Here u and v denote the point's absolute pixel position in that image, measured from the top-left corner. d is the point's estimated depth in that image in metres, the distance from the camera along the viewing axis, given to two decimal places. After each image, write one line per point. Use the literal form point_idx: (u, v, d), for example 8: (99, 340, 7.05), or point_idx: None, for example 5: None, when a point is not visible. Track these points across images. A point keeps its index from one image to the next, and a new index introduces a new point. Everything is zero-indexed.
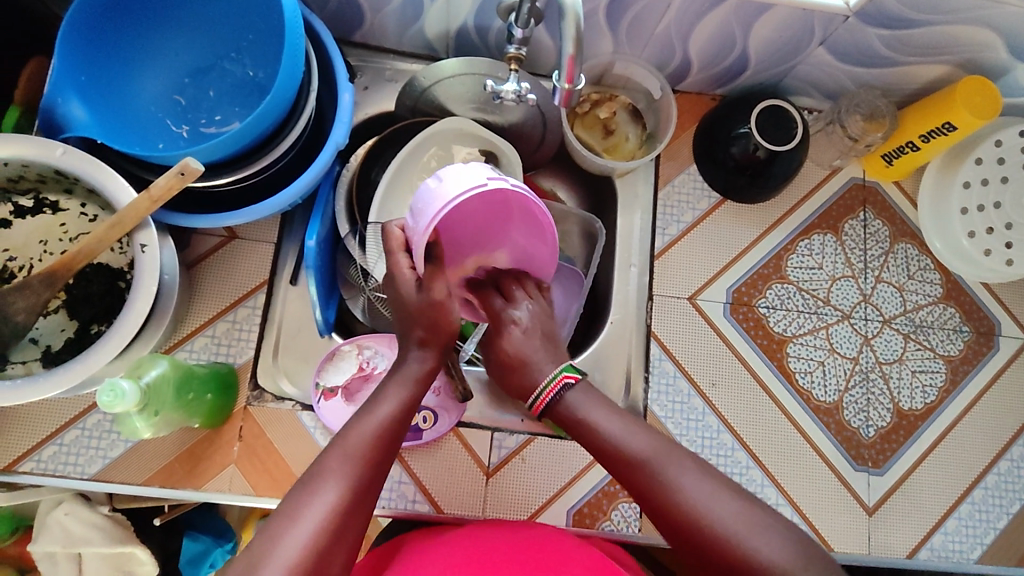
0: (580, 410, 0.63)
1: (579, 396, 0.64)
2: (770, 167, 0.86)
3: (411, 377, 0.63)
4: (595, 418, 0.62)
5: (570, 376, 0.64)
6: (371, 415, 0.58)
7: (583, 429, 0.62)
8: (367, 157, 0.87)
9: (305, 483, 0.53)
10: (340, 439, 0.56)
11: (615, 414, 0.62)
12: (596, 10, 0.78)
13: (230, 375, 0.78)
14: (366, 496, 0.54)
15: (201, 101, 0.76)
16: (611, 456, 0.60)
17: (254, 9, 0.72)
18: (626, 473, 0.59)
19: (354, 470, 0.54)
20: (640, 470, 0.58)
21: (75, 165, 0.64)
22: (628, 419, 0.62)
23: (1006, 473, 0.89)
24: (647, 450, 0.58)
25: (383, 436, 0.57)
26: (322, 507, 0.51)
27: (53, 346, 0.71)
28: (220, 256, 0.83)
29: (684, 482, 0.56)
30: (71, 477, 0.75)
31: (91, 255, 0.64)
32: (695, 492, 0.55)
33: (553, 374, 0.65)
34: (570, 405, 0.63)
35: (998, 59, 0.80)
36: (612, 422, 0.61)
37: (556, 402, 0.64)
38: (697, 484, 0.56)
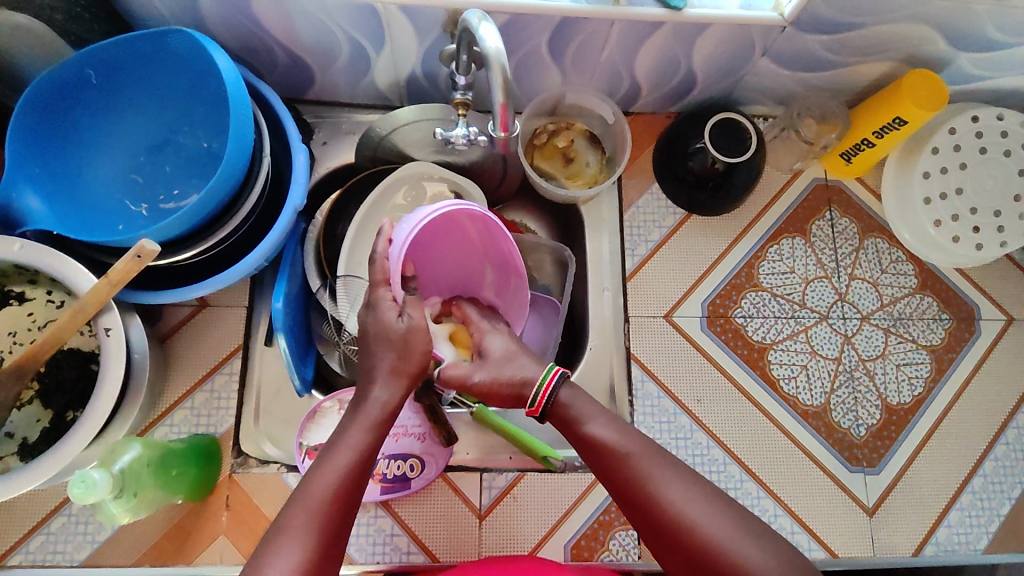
0: (576, 411, 0.66)
1: (571, 395, 0.67)
2: (730, 177, 0.87)
3: (371, 420, 0.62)
4: (585, 421, 0.65)
5: (561, 370, 0.68)
6: (330, 465, 0.58)
7: (580, 441, 0.65)
8: (329, 215, 0.87)
9: (266, 543, 0.53)
10: (302, 492, 0.56)
11: (608, 419, 0.65)
12: (538, 46, 0.79)
13: (211, 446, 0.78)
14: (333, 547, 0.54)
15: (159, 176, 0.77)
16: (597, 458, 0.63)
17: (201, 83, 0.74)
18: (616, 474, 0.61)
19: (317, 525, 0.54)
20: (631, 477, 0.60)
21: (36, 258, 0.65)
22: (617, 426, 0.64)
23: (1004, 458, 0.88)
24: (636, 458, 0.61)
25: (344, 489, 0.57)
26: (286, 564, 0.51)
27: (30, 438, 0.71)
28: (192, 326, 0.83)
29: (669, 491, 0.58)
30: (61, 566, 0.74)
31: (56, 343, 0.64)
32: (678, 498, 0.58)
33: (543, 376, 0.68)
34: (565, 409, 0.67)
35: (939, 51, 0.80)
36: (598, 425, 0.64)
37: (551, 401, 0.67)
38: (684, 492, 0.58)
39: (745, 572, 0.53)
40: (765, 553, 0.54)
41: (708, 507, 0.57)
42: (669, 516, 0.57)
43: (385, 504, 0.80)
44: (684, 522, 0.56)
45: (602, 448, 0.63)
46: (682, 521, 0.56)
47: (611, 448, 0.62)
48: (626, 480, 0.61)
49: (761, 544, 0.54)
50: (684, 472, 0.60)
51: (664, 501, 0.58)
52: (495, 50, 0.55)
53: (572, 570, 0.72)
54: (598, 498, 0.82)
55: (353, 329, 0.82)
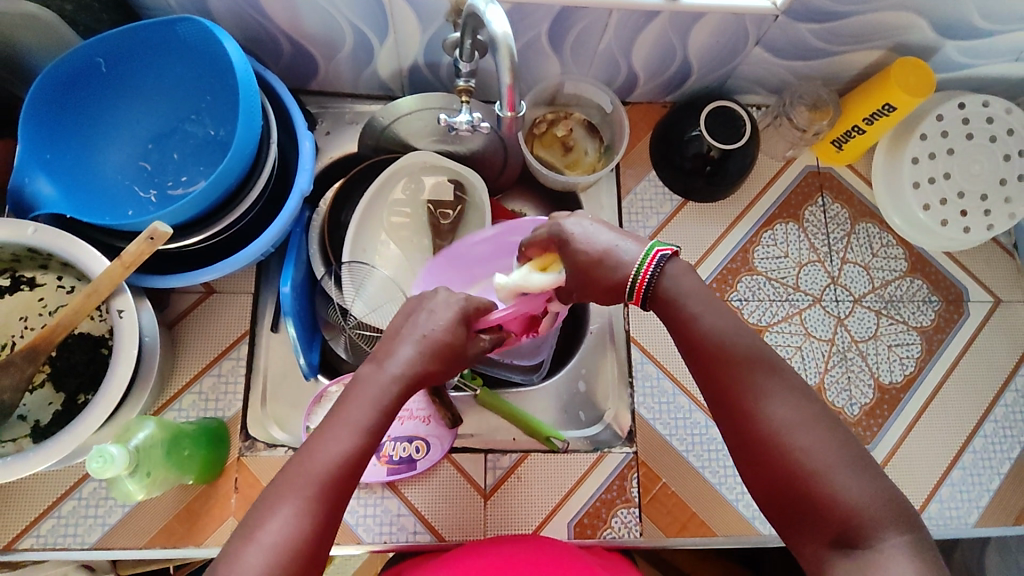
0: (679, 296, 0.61)
1: (678, 277, 0.61)
2: (725, 164, 0.89)
3: (372, 400, 0.59)
4: (690, 305, 0.60)
5: (666, 249, 0.62)
6: (326, 444, 0.56)
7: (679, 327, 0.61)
8: (335, 201, 0.89)
9: (270, 501, 0.54)
10: (299, 465, 0.56)
11: (716, 306, 0.60)
12: (538, 35, 0.81)
13: (220, 429, 0.79)
14: (329, 524, 0.55)
15: (166, 164, 0.78)
16: (699, 349, 0.60)
17: (208, 71, 0.75)
18: (718, 370, 0.58)
19: (310, 502, 0.54)
20: (733, 376, 0.58)
21: (48, 242, 0.66)
22: (726, 321, 0.60)
23: (993, 435, 0.91)
24: (742, 356, 0.58)
25: (348, 455, 0.56)
26: (279, 533, 0.52)
27: (42, 421, 0.71)
28: (199, 312, 0.84)
29: (771, 403, 0.56)
30: (72, 548, 0.75)
31: (69, 326, 0.66)
32: (781, 414, 0.56)
33: (646, 251, 0.62)
34: (670, 289, 0.61)
35: (926, 39, 0.83)
36: (708, 316, 0.60)
37: (653, 282, 0.61)
38: (789, 407, 0.56)
39: (829, 499, 0.53)
40: (862, 491, 0.52)
41: (810, 430, 0.55)
42: (763, 429, 0.56)
43: (392, 486, 0.82)
44: (781, 437, 0.55)
45: (704, 336, 0.59)
46: (778, 436, 0.55)
47: (717, 338, 0.59)
48: (724, 380, 0.58)
49: (859, 478, 0.53)
50: (791, 384, 0.57)
51: (764, 412, 0.56)
52: (502, 34, 0.57)
53: (578, 547, 0.74)
54: (600, 477, 0.84)
55: (359, 313, 0.84)
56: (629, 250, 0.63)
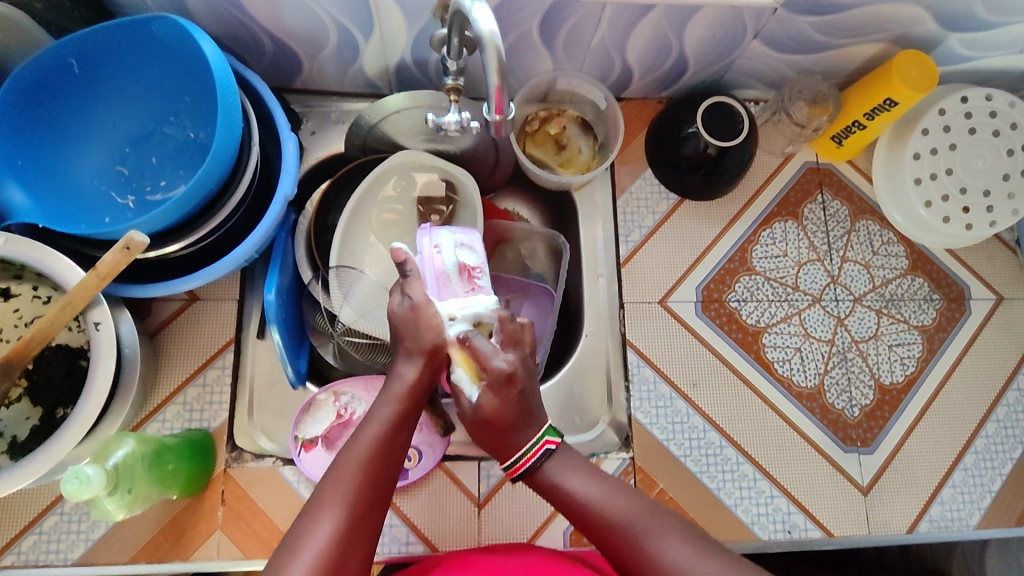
0: (558, 480, 0.64)
1: (555, 465, 0.65)
2: (722, 162, 0.86)
3: (399, 393, 0.63)
4: (572, 487, 0.63)
5: (552, 441, 0.65)
6: (360, 440, 0.59)
7: (565, 503, 0.63)
8: (321, 203, 0.87)
9: (305, 519, 0.54)
10: (335, 466, 0.57)
11: (593, 480, 0.63)
12: (529, 30, 0.78)
13: (206, 440, 0.77)
14: (363, 527, 0.55)
15: (145, 168, 0.75)
16: (587, 522, 0.62)
17: (186, 71, 0.72)
18: (608, 541, 0.60)
19: (351, 497, 0.55)
20: (624, 537, 0.60)
21: (21, 252, 0.63)
22: (604, 485, 0.63)
23: (995, 435, 0.89)
24: (626, 516, 0.60)
25: (375, 456, 0.58)
26: (322, 536, 0.53)
27: (19, 436, 0.69)
28: (182, 320, 0.82)
29: (667, 548, 0.58)
30: (55, 565, 0.73)
31: (45, 338, 0.63)
32: (675, 556, 0.57)
33: (533, 441, 0.65)
34: (549, 475, 0.65)
35: (929, 31, 0.80)
36: (585, 485, 0.63)
37: (534, 467, 0.65)
38: (680, 549, 0.58)
39: None
40: None
41: (705, 565, 0.56)
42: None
43: None
44: None
45: (590, 511, 0.62)
46: None
47: (600, 511, 0.61)
48: (616, 542, 0.60)
49: None
50: (679, 528, 0.60)
51: (659, 563, 0.57)
52: (490, 32, 0.54)
53: (575, 558, 0.71)
54: None
55: (347, 319, 0.82)
56: (534, 420, 0.65)
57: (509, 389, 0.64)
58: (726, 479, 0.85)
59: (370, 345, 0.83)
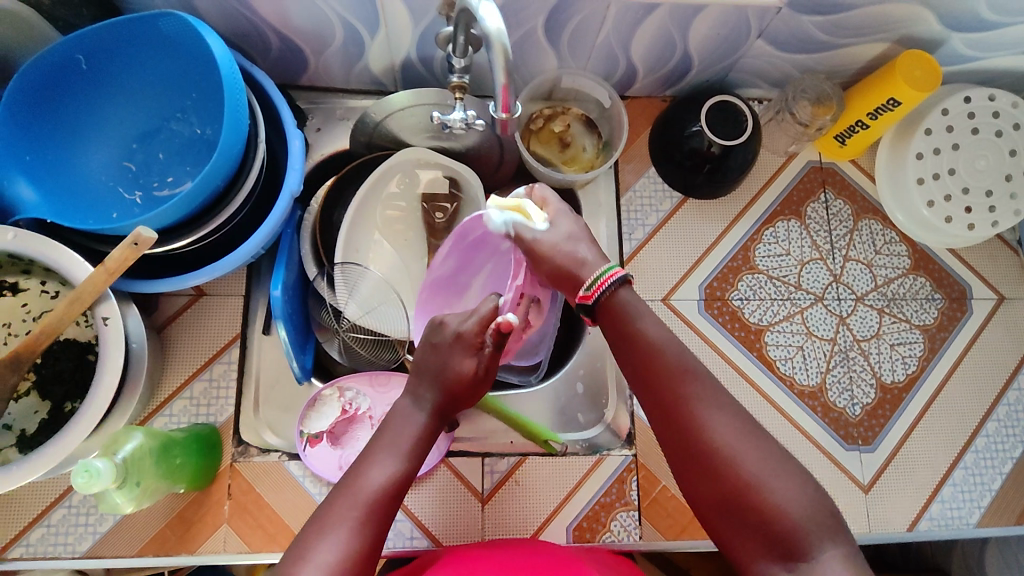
0: (630, 308, 0.64)
1: (631, 297, 0.66)
2: (725, 161, 0.87)
3: (414, 432, 0.64)
4: (636, 317, 0.64)
5: (620, 272, 0.66)
6: (379, 467, 0.60)
7: (622, 329, 0.64)
8: (326, 200, 0.87)
9: (318, 527, 0.55)
10: (348, 485, 0.58)
11: (666, 328, 0.64)
12: (534, 29, 0.79)
13: (212, 435, 0.78)
14: (373, 551, 0.55)
15: (152, 164, 0.76)
16: (639, 342, 0.63)
17: (192, 67, 0.72)
18: (657, 379, 0.61)
19: (363, 517, 0.55)
20: (677, 392, 0.60)
21: (29, 247, 0.64)
22: (669, 335, 0.63)
23: (995, 434, 0.90)
24: (687, 377, 0.60)
25: (392, 486, 0.59)
26: (333, 548, 0.53)
27: (28, 430, 0.70)
28: (189, 315, 0.82)
29: (712, 418, 0.57)
30: (63, 557, 0.74)
31: (53, 333, 0.64)
32: (721, 428, 0.57)
33: (599, 274, 0.66)
34: (623, 302, 0.65)
35: (932, 32, 0.81)
36: (653, 326, 0.64)
37: (605, 296, 0.65)
38: (729, 424, 0.57)
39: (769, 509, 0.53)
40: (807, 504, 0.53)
41: (748, 440, 0.56)
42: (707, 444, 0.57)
43: None
44: (721, 448, 0.56)
45: (655, 352, 0.62)
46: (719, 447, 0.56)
47: (667, 355, 0.61)
48: (671, 403, 0.59)
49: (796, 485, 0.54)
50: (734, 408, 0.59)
51: (704, 429, 0.57)
52: (497, 30, 0.54)
53: (577, 549, 0.73)
54: (599, 481, 0.83)
55: (353, 315, 0.83)
56: (593, 267, 0.68)
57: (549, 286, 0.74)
58: None
59: (375, 341, 0.84)
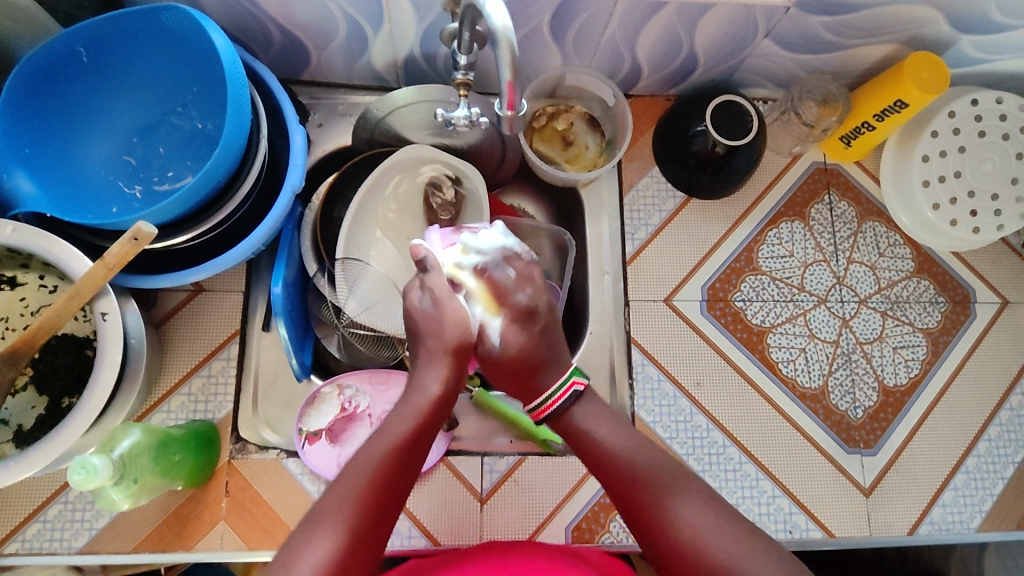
0: (585, 427, 0.66)
1: (583, 411, 0.67)
2: (729, 161, 0.86)
3: (418, 409, 0.64)
4: (599, 434, 0.65)
5: (580, 382, 0.68)
6: (372, 451, 0.59)
7: (585, 444, 0.66)
8: (328, 195, 0.86)
9: (304, 531, 0.53)
10: (340, 479, 0.57)
11: (622, 432, 0.65)
12: (539, 26, 0.78)
13: (210, 432, 0.77)
14: (364, 544, 0.54)
15: (152, 158, 0.75)
16: (606, 467, 0.64)
17: (194, 61, 0.72)
18: (627, 490, 0.61)
19: (351, 515, 0.54)
20: (644, 492, 0.60)
21: (29, 241, 0.63)
22: (629, 437, 0.65)
23: (997, 439, 0.90)
24: (646, 470, 0.61)
25: (382, 472, 0.57)
26: (323, 547, 0.52)
27: (24, 425, 0.69)
28: (188, 310, 0.82)
29: (679, 512, 0.57)
30: (59, 553, 0.74)
31: (51, 328, 0.63)
32: (688, 519, 0.56)
33: (562, 380, 0.68)
34: (576, 421, 0.67)
35: (941, 33, 0.80)
36: (610, 434, 0.65)
37: (562, 410, 0.67)
38: (695, 512, 0.56)
39: None
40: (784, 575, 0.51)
41: (719, 529, 0.55)
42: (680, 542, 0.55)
43: None
44: (692, 542, 0.55)
45: (616, 459, 0.63)
46: (691, 541, 0.55)
47: (626, 462, 0.62)
48: (638, 502, 0.60)
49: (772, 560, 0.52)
50: (700, 494, 0.58)
51: (672, 524, 0.56)
52: (503, 26, 0.54)
53: (575, 551, 0.73)
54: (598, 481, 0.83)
55: (353, 312, 0.82)
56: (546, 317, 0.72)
57: (532, 325, 0.70)
58: (728, 478, 0.85)
59: (375, 338, 0.84)
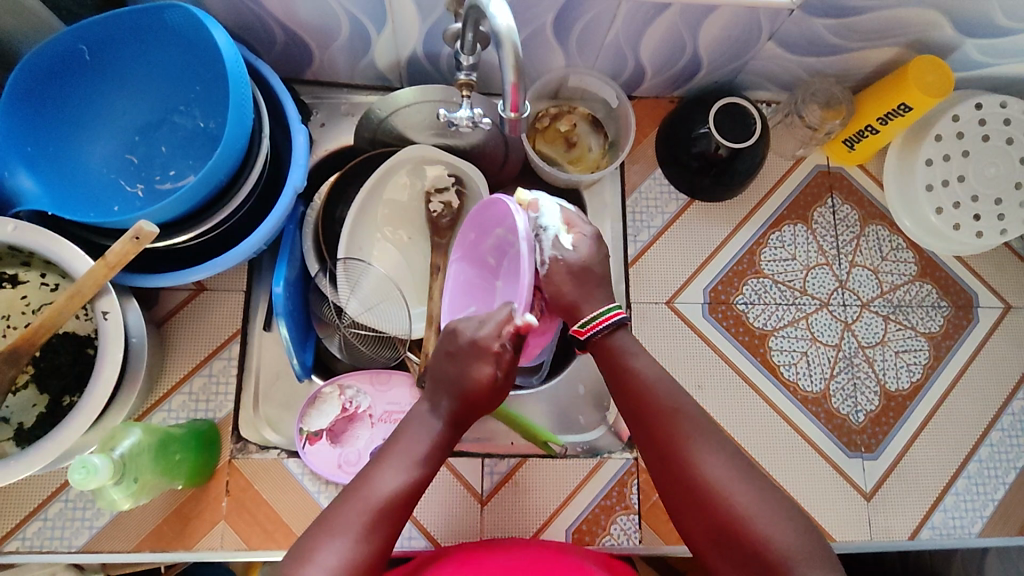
0: (624, 351, 0.68)
1: (626, 340, 0.69)
2: (733, 163, 0.86)
3: (432, 439, 0.64)
4: (634, 363, 0.67)
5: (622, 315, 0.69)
6: (388, 473, 0.61)
7: (619, 371, 0.67)
8: (330, 196, 0.86)
9: (322, 532, 0.56)
10: (358, 490, 0.59)
11: (656, 366, 0.67)
12: (542, 27, 0.78)
13: (211, 431, 0.77)
14: (377, 556, 0.57)
15: (154, 157, 0.75)
16: (639, 395, 0.66)
17: (197, 60, 0.72)
18: (656, 427, 0.64)
19: (365, 530, 0.57)
20: (673, 429, 0.63)
21: (30, 240, 0.63)
22: (663, 374, 0.67)
23: (999, 443, 0.89)
24: (678, 409, 0.64)
25: (398, 497, 0.59)
26: (335, 557, 0.55)
27: (25, 423, 0.69)
28: (189, 310, 0.82)
29: (705, 458, 0.61)
30: (59, 551, 0.74)
31: (52, 326, 0.63)
32: (713, 466, 0.61)
33: (606, 309, 0.68)
34: (615, 346, 0.68)
35: (946, 37, 0.80)
36: (647, 366, 0.67)
37: (601, 334, 0.68)
38: (719, 462, 0.61)
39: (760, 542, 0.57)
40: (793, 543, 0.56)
41: (741, 480, 0.60)
42: (702, 485, 0.60)
43: None
44: (713, 487, 0.60)
45: (649, 393, 0.65)
46: (712, 485, 0.60)
47: (663, 400, 0.65)
48: (666, 439, 0.63)
49: (787, 523, 0.58)
50: (726, 448, 0.62)
51: (696, 467, 0.61)
52: (507, 28, 0.54)
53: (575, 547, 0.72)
54: (599, 484, 0.83)
55: (354, 312, 0.82)
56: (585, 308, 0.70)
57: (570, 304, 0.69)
58: None
59: (376, 338, 0.83)
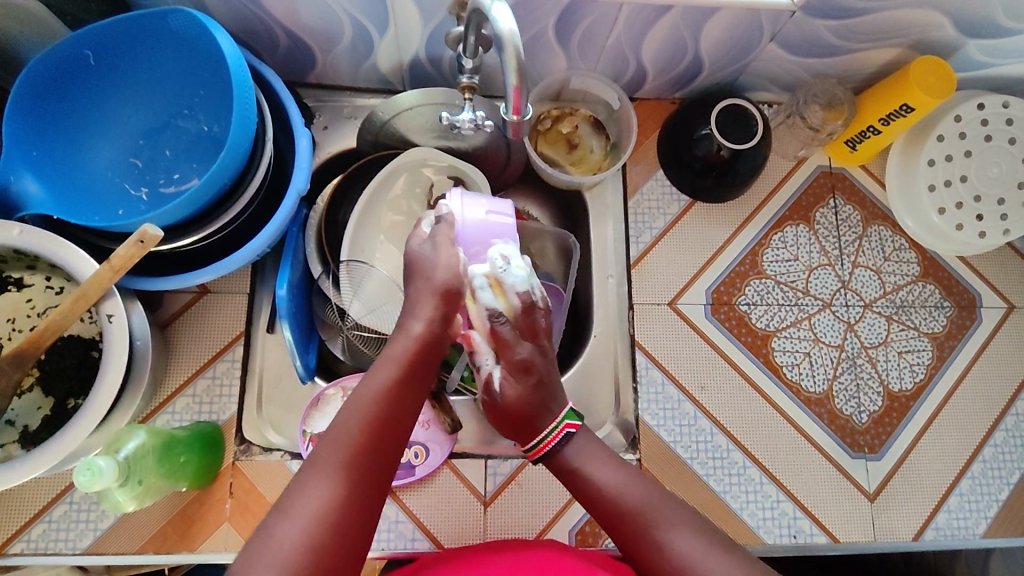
0: (577, 464, 0.64)
1: (576, 451, 0.65)
2: (735, 164, 0.86)
3: (401, 355, 0.62)
4: (590, 470, 0.63)
5: (572, 425, 0.66)
6: (361, 398, 0.58)
7: (579, 486, 0.64)
8: (333, 198, 0.87)
9: (298, 484, 0.54)
10: (330, 432, 0.57)
11: (611, 465, 0.64)
12: (544, 29, 0.78)
13: (214, 433, 0.78)
14: (357, 493, 0.54)
15: (158, 160, 0.75)
16: (600, 502, 0.62)
17: (201, 64, 0.72)
18: (621, 528, 0.60)
19: (342, 471, 0.54)
20: (636, 522, 0.59)
21: (36, 243, 0.64)
22: (620, 469, 0.63)
23: (1003, 444, 0.89)
24: (638, 502, 0.60)
25: (371, 421, 0.57)
26: (312, 504, 0.52)
27: (30, 426, 0.70)
28: (193, 313, 0.82)
29: (674, 541, 0.57)
30: (63, 553, 0.74)
31: (58, 330, 0.63)
32: (682, 550, 0.56)
33: (556, 423, 0.66)
34: (566, 458, 0.65)
35: (948, 37, 0.80)
36: (602, 470, 0.63)
37: (555, 449, 0.66)
38: (686, 539, 0.57)
39: None
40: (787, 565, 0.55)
41: (716, 556, 0.56)
42: (680, 575, 0.56)
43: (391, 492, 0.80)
44: (689, 574, 0.55)
45: (606, 496, 0.62)
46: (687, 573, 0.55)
47: (617, 495, 0.61)
48: (632, 538, 0.59)
49: None
50: (694, 525, 0.59)
51: (667, 556, 0.57)
52: (509, 30, 0.54)
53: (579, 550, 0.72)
54: None
55: (358, 314, 0.82)
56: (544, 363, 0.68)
57: (526, 377, 0.66)
58: (732, 482, 0.85)
59: (378, 341, 0.83)
